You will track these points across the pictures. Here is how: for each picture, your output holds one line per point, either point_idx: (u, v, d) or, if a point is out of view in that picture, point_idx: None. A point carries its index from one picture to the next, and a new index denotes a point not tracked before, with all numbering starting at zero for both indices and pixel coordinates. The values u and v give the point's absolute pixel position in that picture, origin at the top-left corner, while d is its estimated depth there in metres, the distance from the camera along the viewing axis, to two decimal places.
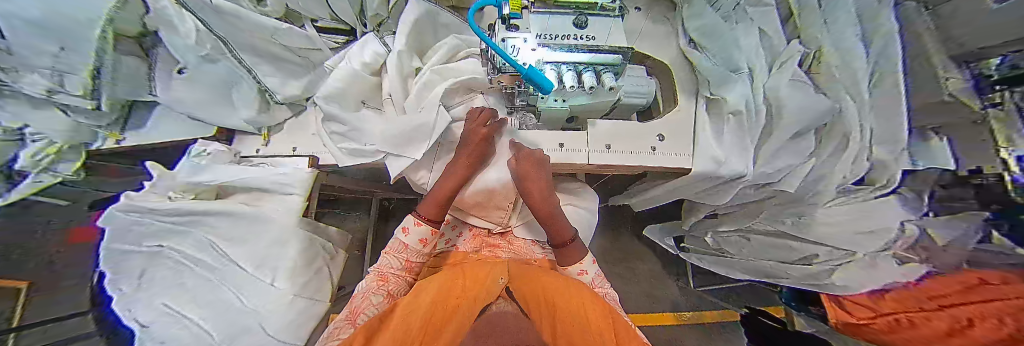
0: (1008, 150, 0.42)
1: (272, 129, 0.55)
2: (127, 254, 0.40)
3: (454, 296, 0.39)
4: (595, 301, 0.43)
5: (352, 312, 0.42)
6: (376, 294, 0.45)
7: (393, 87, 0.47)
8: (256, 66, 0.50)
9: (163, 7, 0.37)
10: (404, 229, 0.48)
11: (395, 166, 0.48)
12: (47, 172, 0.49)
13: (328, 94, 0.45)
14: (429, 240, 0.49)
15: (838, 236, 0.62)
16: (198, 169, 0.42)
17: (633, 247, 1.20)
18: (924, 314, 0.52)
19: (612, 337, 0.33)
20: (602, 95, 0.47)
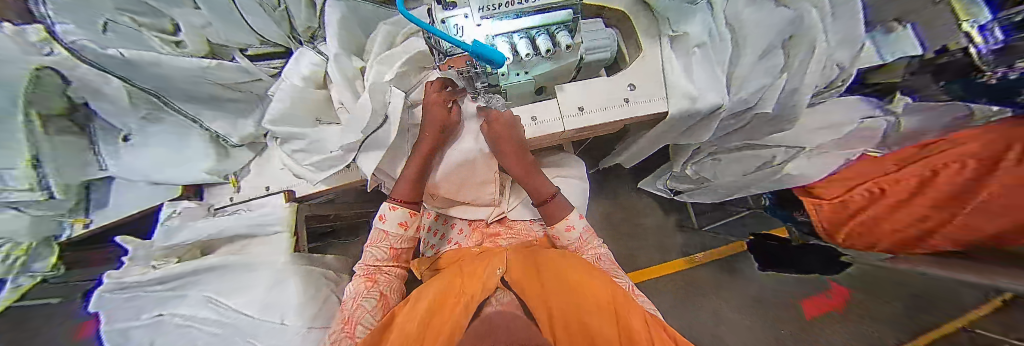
0: (970, 23, 0.40)
1: (238, 173, 0.54)
2: (130, 330, 0.40)
3: (451, 300, 0.40)
4: (592, 273, 0.44)
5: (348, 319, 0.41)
6: (368, 299, 0.43)
7: (342, 95, 0.45)
8: (198, 112, 0.48)
9: (77, 67, 0.35)
10: (381, 217, 0.48)
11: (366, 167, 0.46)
12: (23, 275, 0.46)
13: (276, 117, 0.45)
14: (410, 222, 0.49)
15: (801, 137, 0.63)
16: (173, 231, 0.43)
17: (634, 204, 1.22)
18: (889, 177, 0.46)
19: (611, 307, 0.35)
20: (563, 57, 0.47)
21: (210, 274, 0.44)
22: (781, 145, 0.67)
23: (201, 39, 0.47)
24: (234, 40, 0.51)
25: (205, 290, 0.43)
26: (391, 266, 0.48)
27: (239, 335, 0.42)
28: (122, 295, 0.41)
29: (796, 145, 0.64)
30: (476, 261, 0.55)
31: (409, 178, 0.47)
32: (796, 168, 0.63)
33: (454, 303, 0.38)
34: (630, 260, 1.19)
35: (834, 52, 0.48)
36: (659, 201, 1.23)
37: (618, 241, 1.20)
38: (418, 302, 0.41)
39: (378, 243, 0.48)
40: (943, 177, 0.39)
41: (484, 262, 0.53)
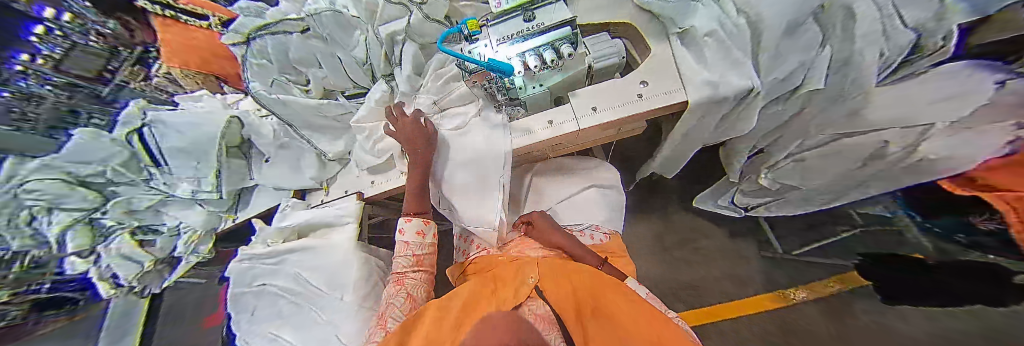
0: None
1: (329, 181, 0.68)
2: (244, 293, 0.53)
3: (480, 305, 0.39)
4: (632, 297, 0.39)
5: (381, 315, 0.43)
6: (396, 298, 0.45)
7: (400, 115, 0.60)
8: (311, 136, 0.66)
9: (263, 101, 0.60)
10: (400, 230, 0.53)
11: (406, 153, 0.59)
12: (193, 254, 0.70)
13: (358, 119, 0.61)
14: (426, 231, 0.54)
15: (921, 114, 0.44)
16: (283, 217, 0.58)
17: (690, 225, 1.08)
18: None
19: (654, 338, 0.30)
20: (571, 66, 0.54)
21: (299, 253, 0.55)
22: (890, 126, 0.48)
23: (320, 88, 0.68)
24: (337, 87, 0.70)
25: (296, 266, 0.54)
26: (416, 271, 0.50)
27: (311, 308, 0.52)
28: (244, 265, 0.54)
29: (920, 124, 0.45)
30: (509, 264, 0.55)
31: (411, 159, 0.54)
32: (936, 151, 0.45)
33: (484, 308, 0.38)
34: (695, 293, 1.00)
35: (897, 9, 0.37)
36: (722, 222, 1.06)
37: (675, 268, 1.04)
38: (449, 303, 0.42)
39: (403, 252, 0.51)
40: None
41: (515, 269, 0.52)
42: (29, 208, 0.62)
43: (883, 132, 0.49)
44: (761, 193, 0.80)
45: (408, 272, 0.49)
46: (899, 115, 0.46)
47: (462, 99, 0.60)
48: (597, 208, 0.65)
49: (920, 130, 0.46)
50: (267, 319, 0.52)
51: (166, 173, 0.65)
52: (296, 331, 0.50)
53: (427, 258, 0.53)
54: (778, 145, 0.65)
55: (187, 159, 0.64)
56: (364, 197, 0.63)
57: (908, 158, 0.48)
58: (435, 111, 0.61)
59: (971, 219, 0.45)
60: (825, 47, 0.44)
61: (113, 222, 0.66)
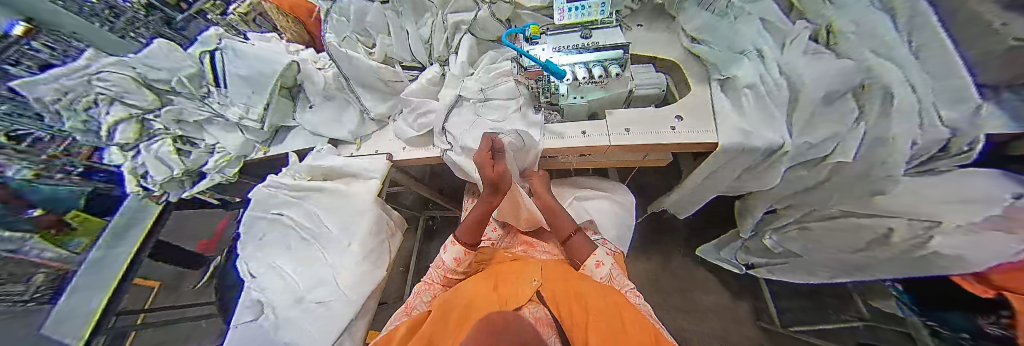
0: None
1: (365, 138, 0.71)
2: (259, 219, 0.56)
3: (483, 302, 0.42)
4: (623, 306, 0.41)
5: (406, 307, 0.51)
6: (421, 298, 0.52)
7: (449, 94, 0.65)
8: (361, 95, 0.70)
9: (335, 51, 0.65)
10: (444, 247, 0.55)
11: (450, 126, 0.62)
12: (218, 173, 0.72)
13: (407, 92, 0.66)
14: (463, 260, 0.53)
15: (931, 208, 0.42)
16: (318, 157, 0.60)
17: (690, 275, 1.06)
18: None
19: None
20: (614, 87, 0.58)
21: (321, 193, 0.58)
22: (900, 215, 0.46)
23: (383, 53, 0.72)
24: (397, 56, 0.72)
25: (313, 205, 0.57)
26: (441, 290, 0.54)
27: (317, 247, 0.53)
28: (266, 191, 0.56)
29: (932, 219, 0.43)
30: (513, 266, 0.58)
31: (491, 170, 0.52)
32: (942, 246, 0.42)
33: (488, 305, 0.40)
34: None
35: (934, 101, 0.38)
36: (723, 281, 1.04)
37: (666, 316, 1.02)
38: (456, 299, 0.45)
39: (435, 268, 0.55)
40: None
41: (520, 271, 0.54)
42: (98, 95, 0.66)
43: (890, 218, 0.48)
44: (766, 253, 0.79)
45: (433, 283, 0.55)
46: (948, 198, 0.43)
47: (510, 94, 0.65)
48: (608, 226, 0.66)
49: (924, 225, 0.44)
50: (271, 248, 0.54)
51: (222, 95, 0.68)
52: (297, 266, 0.52)
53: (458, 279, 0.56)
54: (799, 212, 0.64)
55: (244, 87, 0.68)
56: (393, 160, 0.65)
57: (915, 249, 0.46)
58: (479, 98, 0.64)
59: (978, 319, 0.43)
60: (861, 122, 0.45)
61: (161, 125, 0.69)
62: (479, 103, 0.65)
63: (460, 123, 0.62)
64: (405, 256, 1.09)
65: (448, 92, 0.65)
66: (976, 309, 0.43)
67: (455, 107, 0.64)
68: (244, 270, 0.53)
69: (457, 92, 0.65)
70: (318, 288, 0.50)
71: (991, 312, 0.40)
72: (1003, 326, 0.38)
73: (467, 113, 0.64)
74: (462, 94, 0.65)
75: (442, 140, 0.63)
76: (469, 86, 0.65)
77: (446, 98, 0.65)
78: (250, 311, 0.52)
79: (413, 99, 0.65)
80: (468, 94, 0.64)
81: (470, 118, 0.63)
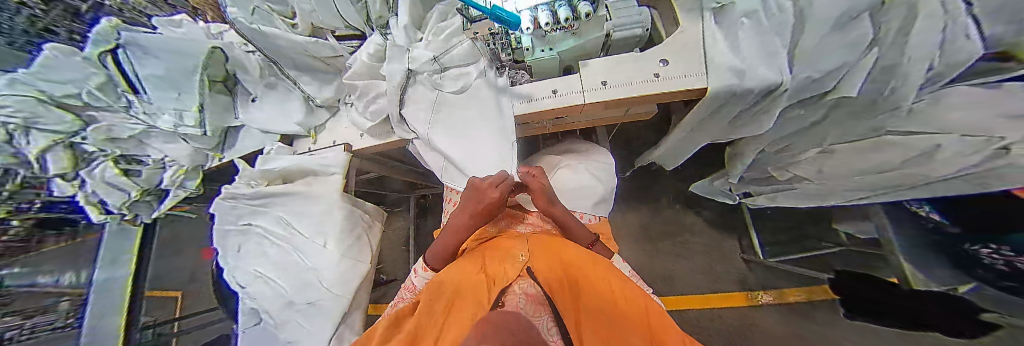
0: None
1: (318, 129, 0.65)
2: (230, 231, 0.54)
3: (471, 289, 0.39)
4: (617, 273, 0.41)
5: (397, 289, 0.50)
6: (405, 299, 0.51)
7: (392, 69, 0.54)
8: (299, 77, 0.62)
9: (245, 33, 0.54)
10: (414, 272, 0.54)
11: (411, 111, 0.57)
12: (181, 188, 0.70)
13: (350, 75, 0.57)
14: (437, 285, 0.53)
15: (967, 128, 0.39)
16: (267, 160, 0.55)
17: (680, 218, 1.09)
18: None
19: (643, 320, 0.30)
20: (588, 32, 0.50)
21: (283, 197, 0.54)
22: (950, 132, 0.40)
23: (308, 25, 0.62)
24: (327, 26, 0.63)
25: (279, 210, 0.54)
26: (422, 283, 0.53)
27: (295, 252, 0.52)
28: (228, 203, 0.53)
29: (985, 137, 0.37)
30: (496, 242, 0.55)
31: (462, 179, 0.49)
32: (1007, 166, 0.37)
33: (479, 290, 0.39)
34: (670, 282, 1.05)
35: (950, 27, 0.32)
36: (711, 219, 1.07)
37: (656, 258, 1.08)
38: (445, 281, 0.43)
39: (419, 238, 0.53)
40: None
41: (505, 246, 0.53)
42: (6, 124, 0.59)
43: (937, 136, 0.42)
44: (766, 181, 0.82)
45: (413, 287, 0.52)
46: (962, 125, 0.38)
47: (470, 58, 0.54)
48: (592, 192, 0.63)
49: (982, 141, 0.38)
50: (252, 257, 0.54)
51: (146, 103, 0.60)
52: (281, 272, 0.52)
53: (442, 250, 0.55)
54: (809, 140, 0.62)
55: (166, 89, 0.59)
56: (353, 149, 0.62)
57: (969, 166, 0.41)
58: (435, 68, 0.55)
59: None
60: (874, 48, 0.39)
61: (94, 148, 0.64)
62: (436, 75, 0.56)
63: (421, 106, 0.57)
64: (403, 234, 1.12)
65: (394, 67, 0.54)
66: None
67: (410, 85, 0.56)
68: (233, 282, 0.53)
69: (406, 66, 0.54)
70: (306, 290, 0.51)
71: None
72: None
73: (424, 90, 0.57)
74: (412, 68, 0.54)
75: (406, 129, 0.59)
76: (417, 56, 0.53)
77: (394, 78, 0.54)
78: (251, 315, 0.54)
79: (356, 82, 0.58)
80: (421, 67, 0.54)
81: (430, 96, 0.57)
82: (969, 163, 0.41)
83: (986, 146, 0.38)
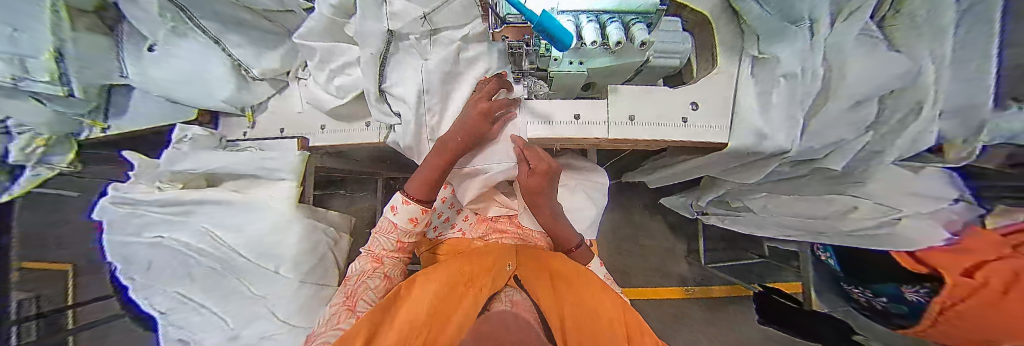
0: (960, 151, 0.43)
1: (255, 110, 0.51)
2: (132, 245, 0.41)
3: (450, 303, 0.35)
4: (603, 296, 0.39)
5: (349, 296, 0.38)
6: (373, 278, 0.41)
7: (366, 26, 0.39)
8: (222, 35, 0.43)
9: None
10: (392, 208, 0.43)
11: (397, 79, 0.44)
12: (40, 166, 0.55)
13: (303, 32, 0.40)
14: (419, 220, 0.44)
15: (888, 196, 0.53)
16: (178, 159, 0.40)
17: (645, 223, 1.17)
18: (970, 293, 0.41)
19: (624, 333, 0.32)
20: (628, 55, 0.43)
21: (212, 206, 0.42)
22: (869, 199, 0.56)
23: None
24: None
25: (203, 222, 0.42)
26: (375, 272, 0.42)
27: (234, 275, 0.43)
28: (124, 210, 0.39)
29: (894, 207, 0.54)
30: (483, 251, 0.52)
31: (425, 180, 0.42)
32: (906, 228, 0.54)
33: (460, 299, 0.35)
34: (625, 278, 1.16)
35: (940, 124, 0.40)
36: (672, 226, 1.17)
37: (618, 257, 1.17)
38: (425, 283, 0.39)
39: (387, 232, 0.43)
40: (994, 305, 0.38)
41: (494, 253, 0.49)
42: None
43: (860, 200, 0.57)
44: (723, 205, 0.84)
45: (369, 289, 0.40)
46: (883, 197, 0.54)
47: (466, 15, 0.38)
48: (583, 216, 0.62)
49: (883, 209, 0.56)
50: (170, 277, 0.42)
51: None
52: (215, 297, 0.42)
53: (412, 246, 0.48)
54: (779, 188, 0.66)
55: None
56: (308, 146, 0.49)
57: (880, 226, 0.57)
58: (424, 31, 0.41)
59: (902, 286, 0.53)
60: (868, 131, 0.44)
61: None
62: (427, 39, 0.43)
63: (409, 74, 0.43)
64: (367, 219, 1.01)
65: (367, 26, 0.39)
66: (901, 279, 0.53)
67: (392, 51, 0.43)
68: (145, 304, 0.42)
69: (383, 25, 0.39)
70: (252, 322, 0.43)
71: (916, 282, 0.50)
72: (927, 293, 0.48)
73: (409, 68, 0.43)
74: (392, 29, 0.40)
75: (387, 110, 0.45)
76: (401, 11, 0.38)
77: (370, 41, 0.40)
78: (176, 342, 0.45)
79: (314, 44, 0.41)
80: (406, 28, 0.40)
81: (417, 64, 0.43)
82: (875, 221, 0.57)
83: (885, 214, 0.56)
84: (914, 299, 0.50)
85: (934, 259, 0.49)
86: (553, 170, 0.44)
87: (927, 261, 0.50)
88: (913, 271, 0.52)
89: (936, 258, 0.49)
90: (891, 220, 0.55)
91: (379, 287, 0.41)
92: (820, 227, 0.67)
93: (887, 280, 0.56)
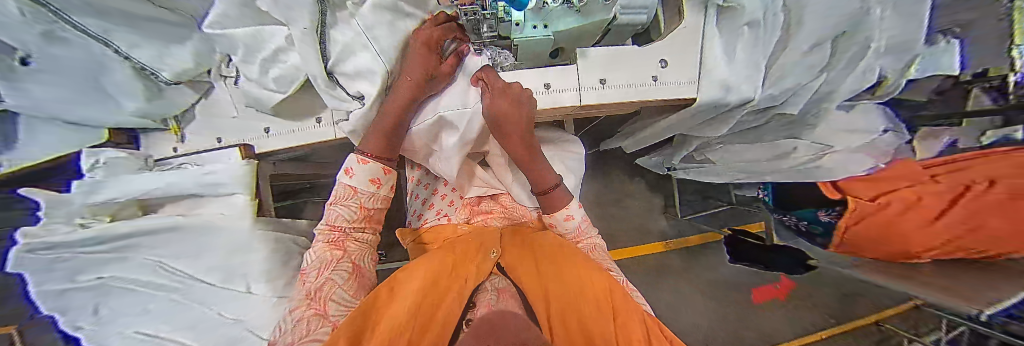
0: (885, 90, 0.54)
1: (180, 120, 0.45)
2: (66, 293, 0.35)
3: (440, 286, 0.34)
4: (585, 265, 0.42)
5: (312, 296, 0.32)
6: (338, 272, 0.35)
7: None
8: (110, 33, 0.33)
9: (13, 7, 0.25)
10: (346, 171, 0.36)
11: (337, 44, 0.36)
12: None
13: (216, 18, 0.33)
14: (381, 181, 0.38)
15: (828, 128, 0.60)
16: (97, 188, 0.34)
17: (627, 186, 1.21)
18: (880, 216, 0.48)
19: (609, 305, 0.32)
20: (595, 11, 0.40)
21: (148, 237, 0.37)
22: (807, 139, 0.62)
23: None
24: None
25: (150, 253, 0.37)
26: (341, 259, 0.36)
27: (201, 303, 0.39)
28: (45, 256, 0.33)
29: (824, 144, 0.60)
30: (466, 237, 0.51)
31: (382, 131, 0.36)
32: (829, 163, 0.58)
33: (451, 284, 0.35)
34: (612, 241, 1.22)
35: (880, 59, 0.45)
36: (651, 185, 1.22)
37: (604, 222, 1.21)
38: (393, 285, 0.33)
39: (343, 201, 0.36)
40: (892, 217, 0.47)
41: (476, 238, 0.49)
42: None
43: (801, 141, 0.62)
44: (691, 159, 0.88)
45: (337, 284, 0.34)
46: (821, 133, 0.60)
47: None
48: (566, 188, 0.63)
49: (816, 148, 0.61)
50: (127, 321, 0.38)
51: None
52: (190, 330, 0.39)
53: (377, 214, 0.41)
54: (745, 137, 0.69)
55: None
56: (258, 151, 0.45)
57: (807, 163, 0.61)
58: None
59: (817, 211, 0.57)
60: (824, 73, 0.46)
61: None
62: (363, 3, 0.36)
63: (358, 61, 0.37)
64: None
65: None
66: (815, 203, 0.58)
67: (331, 26, 0.36)
68: None
69: None
70: None
71: (827, 206, 0.55)
72: (836, 213, 0.53)
73: (349, 40, 0.36)
74: None
75: (340, 94, 0.40)
76: None
77: (299, 15, 0.33)
78: None
79: (236, 32, 0.34)
80: None
81: (354, 36, 0.36)
82: (813, 156, 0.61)
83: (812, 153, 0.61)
84: (826, 220, 0.55)
85: (851, 188, 0.53)
86: (521, 95, 0.38)
87: (841, 188, 0.54)
88: (829, 197, 0.56)
89: (855, 186, 0.53)
90: (817, 157, 0.60)
91: (348, 280, 0.36)
92: (761, 168, 0.69)
93: (801, 207, 0.61)
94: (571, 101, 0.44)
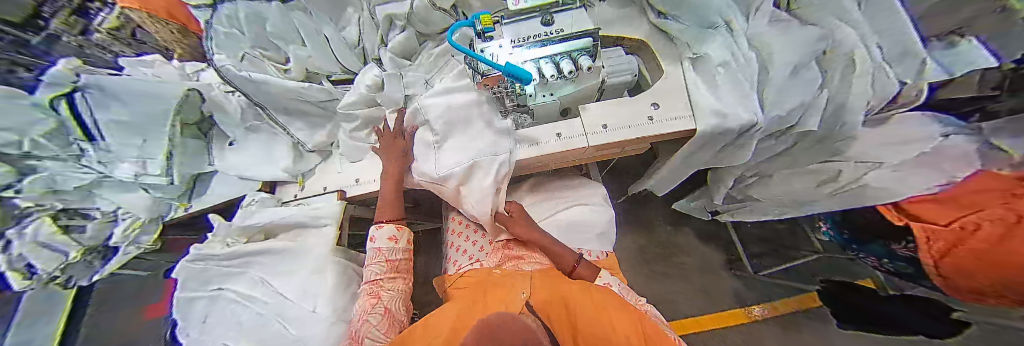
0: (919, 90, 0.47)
1: (305, 175, 0.59)
2: (197, 299, 0.47)
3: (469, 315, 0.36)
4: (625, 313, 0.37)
5: (353, 335, 0.38)
6: (373, 314, 0.40)
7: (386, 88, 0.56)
8: (290, 123, 0.59)
9: (214, 95, 0.58)
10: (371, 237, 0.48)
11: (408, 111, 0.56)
12: (132, 245, 0.56)
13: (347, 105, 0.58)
14: (400, 235, 0.49)
15: (866, 148, 0.53)
16: (249, 215, 0.51)
17: (676, 239, 1.10)
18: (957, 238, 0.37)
19: None
20: (586, 79, 0.53)
21: (264, 255, 0.50)
22: (849, 160, 0.55)
23: (302, 70, 0.60)
24: (322, 70, 0.63)
25: (259, 270, 0.49)
26: (392, 278, 0.46)
27: (278, 318, 0.46)
28: (198, 266, 0.48)
29: (874, 161, 0.52)
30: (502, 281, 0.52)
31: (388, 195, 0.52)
32: (873, 182, 0.51)
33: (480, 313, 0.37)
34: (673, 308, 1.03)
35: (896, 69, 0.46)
36: (704, 237, 1.09)
37: (661, 285, 1.04)
38: (434, 325, 0.36)
39: (376, 259, 0.46)
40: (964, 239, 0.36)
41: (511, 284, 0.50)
42: None
43: (841, 162, 0.56)
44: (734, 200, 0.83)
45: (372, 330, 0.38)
46: (862, 153, 0.53)
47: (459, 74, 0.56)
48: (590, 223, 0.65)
49: (865, 166, 0.53)
50: (220, 332, 0.45)
51: (103, 151, 0.52)
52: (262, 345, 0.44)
53: (405, 265, 0.49)
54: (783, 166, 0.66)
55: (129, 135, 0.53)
56: (347, 197, 0.57)
57: (849, 184, 0.55)
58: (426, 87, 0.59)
59: (890, 244, 0.49)
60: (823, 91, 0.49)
61: (26, 203, 0.50)
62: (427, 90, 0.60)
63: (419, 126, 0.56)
64: None
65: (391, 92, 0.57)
66: (886, 236, 0.49)
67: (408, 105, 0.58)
68: None
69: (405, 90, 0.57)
70: None
71: (900, 237, 0.46)
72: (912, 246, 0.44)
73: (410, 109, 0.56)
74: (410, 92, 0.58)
75: None
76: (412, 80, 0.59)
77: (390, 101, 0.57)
78: None
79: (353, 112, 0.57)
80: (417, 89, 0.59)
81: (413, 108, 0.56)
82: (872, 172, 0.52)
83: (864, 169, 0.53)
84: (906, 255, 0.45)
85: (919, 210, 0.44)
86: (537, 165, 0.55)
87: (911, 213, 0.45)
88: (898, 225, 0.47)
89: (924, 209, 0.43)
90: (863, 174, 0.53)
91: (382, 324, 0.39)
92: (808, 196, 0.63)
93: (874, 240, 0.52)
94: (580, 145, 0.53)
